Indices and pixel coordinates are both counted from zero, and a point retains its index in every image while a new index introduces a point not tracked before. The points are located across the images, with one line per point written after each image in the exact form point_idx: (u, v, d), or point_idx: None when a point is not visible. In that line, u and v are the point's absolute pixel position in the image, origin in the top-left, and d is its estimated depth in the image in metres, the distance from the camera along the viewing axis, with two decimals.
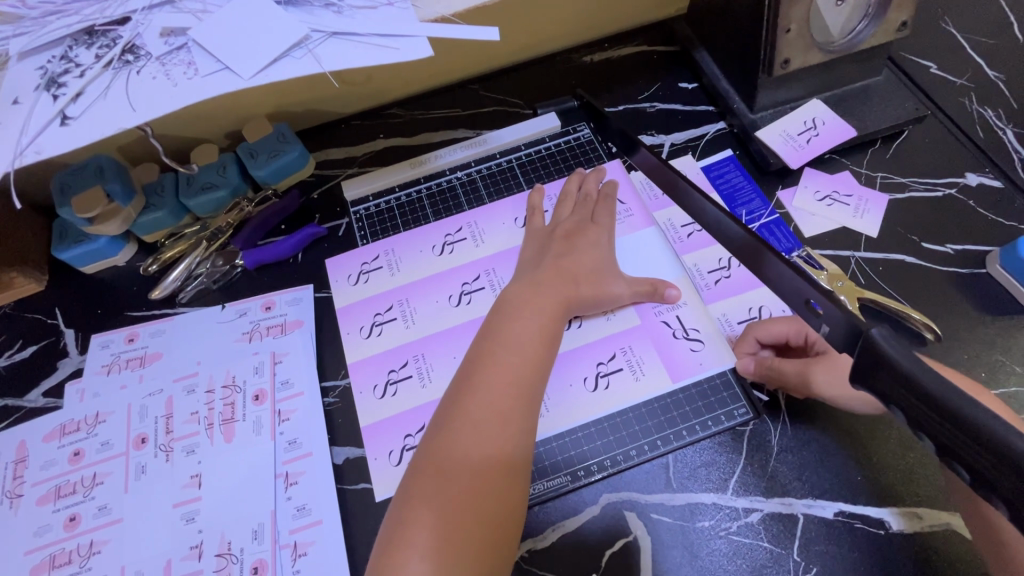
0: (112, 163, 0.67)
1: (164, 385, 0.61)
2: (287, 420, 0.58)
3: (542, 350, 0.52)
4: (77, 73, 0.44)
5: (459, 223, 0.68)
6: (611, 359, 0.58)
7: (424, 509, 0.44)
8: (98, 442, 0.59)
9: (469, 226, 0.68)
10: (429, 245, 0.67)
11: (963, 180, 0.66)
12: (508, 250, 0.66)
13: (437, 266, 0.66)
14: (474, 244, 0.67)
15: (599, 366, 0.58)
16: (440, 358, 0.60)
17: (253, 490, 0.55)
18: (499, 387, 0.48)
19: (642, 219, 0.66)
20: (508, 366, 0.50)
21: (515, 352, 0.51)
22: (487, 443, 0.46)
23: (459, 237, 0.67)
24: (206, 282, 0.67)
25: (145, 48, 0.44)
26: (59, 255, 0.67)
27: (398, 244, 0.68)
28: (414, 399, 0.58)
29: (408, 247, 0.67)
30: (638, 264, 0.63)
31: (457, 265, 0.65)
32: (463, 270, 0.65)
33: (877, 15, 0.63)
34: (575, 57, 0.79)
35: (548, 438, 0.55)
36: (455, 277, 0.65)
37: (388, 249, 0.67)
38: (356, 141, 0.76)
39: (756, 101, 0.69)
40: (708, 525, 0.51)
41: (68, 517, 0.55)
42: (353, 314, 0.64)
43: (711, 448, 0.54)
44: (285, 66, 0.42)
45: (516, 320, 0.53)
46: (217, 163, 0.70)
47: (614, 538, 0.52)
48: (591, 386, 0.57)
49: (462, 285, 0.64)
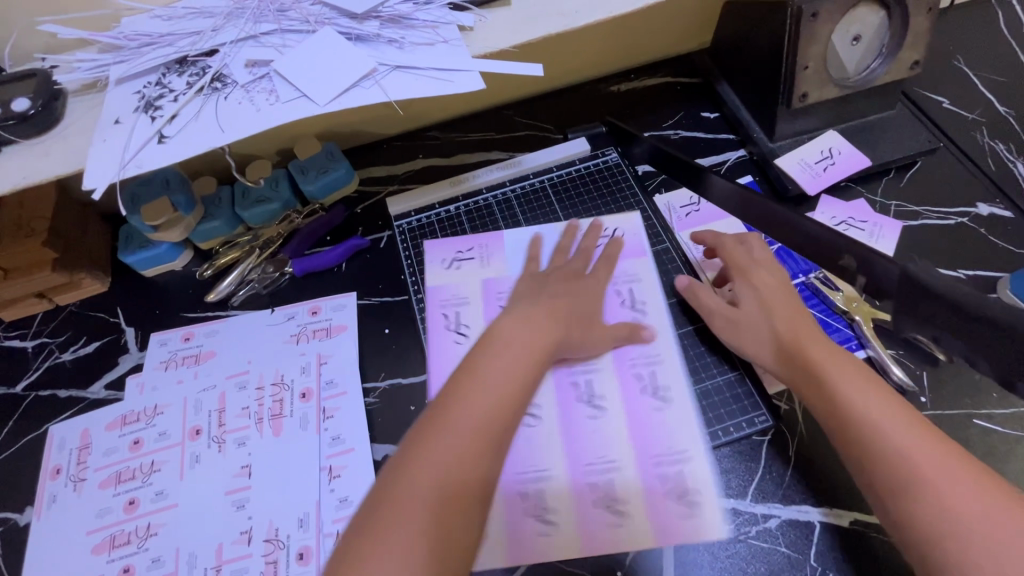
0: (177, 176, 0.73)
1: (218, 381, 0.65)
2: (331, 417, 0.62)
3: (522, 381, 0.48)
4: (172, 98, 0.50)
5: (471, 244, 0.72)
6: (625, 289, 0.66)
7: (396, 518, 0.40)
8: (156, 432, 0.63)
9: (480, 246, 0.72)
10: (444, 259, 0.71)
11: (974, 209, 0.70)
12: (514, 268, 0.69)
13: (469, 291, 0.68)
14: (480, 264, 0.70)
15: (626, 298, 0.65)
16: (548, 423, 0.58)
17: (300, 480, 0.59)
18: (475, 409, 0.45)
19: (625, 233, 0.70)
20: (491, 393, 0.46)
21: (502, 377, 0.47)
22: (443, 466, 0.42)
23: (468, 255, 0.71)
24: (257, 287, 0.72)
25: (232, 77, 0.49)
26: (124, 258, 0.73)
27: (438, 296, 0.68)
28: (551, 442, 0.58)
29: (444, 290, 0.69)
30: (645, 283, 0.66)
31: (466, 283, 0.69)
32: (490, 283, 0.69)
33: (891, 54, 0.67)
34: (602, 87, 0.85)
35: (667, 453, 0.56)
36: (489, 290, 0.68)
37: (439, 305, 0.68)
38: (398, 161, 0.81)
39: (776, 131, 0.73)
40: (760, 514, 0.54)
41: (128, 500, 0.60)
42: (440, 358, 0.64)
43: (731, 456, 0.57)
44: (356, 95, 0.48)
45: (503, 347, 0.50)
46: (271, 178, 0.76)
47: (679, 515, 0.54)
48: (642, 383, 0.60)
49: (495, 296, 0.68)
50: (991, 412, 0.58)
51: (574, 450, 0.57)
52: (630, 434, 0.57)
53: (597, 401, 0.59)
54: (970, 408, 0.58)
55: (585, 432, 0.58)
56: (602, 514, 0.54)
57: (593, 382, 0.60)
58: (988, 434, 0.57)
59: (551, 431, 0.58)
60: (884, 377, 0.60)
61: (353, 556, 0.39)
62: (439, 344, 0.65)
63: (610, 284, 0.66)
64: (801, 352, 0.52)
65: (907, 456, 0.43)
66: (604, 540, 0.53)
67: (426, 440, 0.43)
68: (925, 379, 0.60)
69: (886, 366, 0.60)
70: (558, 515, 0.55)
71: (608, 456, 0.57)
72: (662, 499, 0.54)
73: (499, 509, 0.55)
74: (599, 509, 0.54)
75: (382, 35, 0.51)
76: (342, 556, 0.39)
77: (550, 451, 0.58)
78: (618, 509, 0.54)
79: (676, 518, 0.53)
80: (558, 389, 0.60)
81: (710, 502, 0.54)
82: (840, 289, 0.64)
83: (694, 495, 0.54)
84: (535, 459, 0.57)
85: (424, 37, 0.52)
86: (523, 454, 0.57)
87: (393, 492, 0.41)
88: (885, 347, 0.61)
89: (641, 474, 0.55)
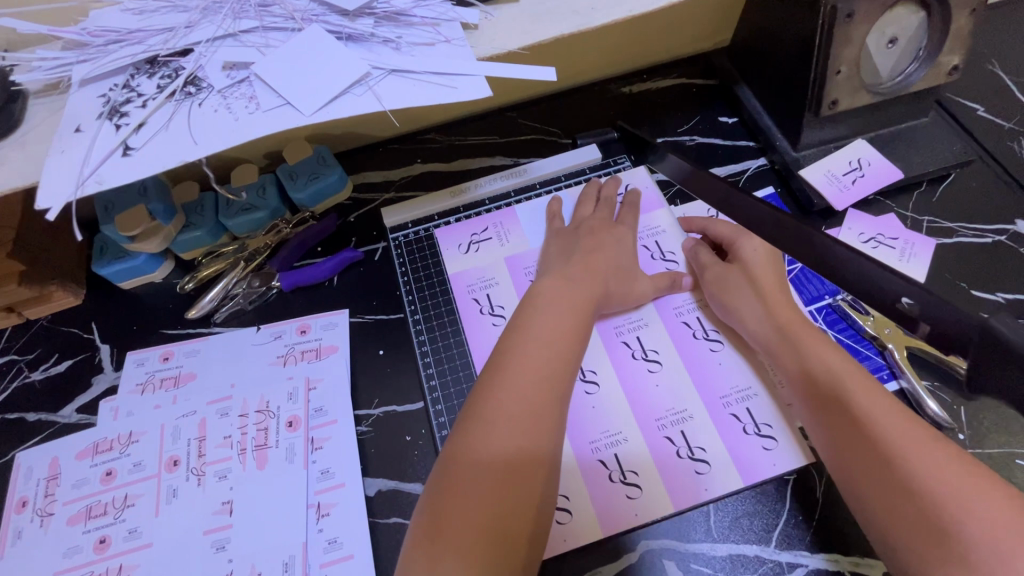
0: (155, 182, 0.67)
1: (198, 407, 0.61)
2: (320, 449, 0.57)
3: (563, 358, 0.51)
4: (139, 103, 0.44)
5: (485, 223, 0.70)
6: (663, 253, 0.66)
7: (465, 483, 0.44)
8: (130, 462, 0.58)
9: (495, 225, 0.69)
10: (456, 243, 0.69)
11: (1012, 227, 0.65)
12: (533, 247, 0.67)
13: (494, 272, 0.66)
14: (499, 243, 0.68)
15: (661, 256, 0.66)
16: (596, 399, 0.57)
17: (285, 519, 0.54)
18: (527, 388, 0.48)
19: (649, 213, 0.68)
20: (537, 367, 0.49)
21: (545, 350, 0.50)
22: (505, 436, 0.46)
23: (485, 236, 0.69)
24: (241, 303, 0.67)
25: (207, 80, 0.44)
26: (98, 269, 0.68)
27: (463, 280, 0.66)
28: (615, 405, 0.57)
29: (469, 273, 0.67)
30: (670, 235, 0.67)
31: (488, 264, 0.67)
32: (516, 259, 0.67)
33: (929, 59, 0.62)
34: (613, 88, 0.79)
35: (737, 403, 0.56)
36: (514, 266, 0.66)
37: (466, 289, 0.66)
38: (395, 165, 0.76)
39: (801, 140, 0.68)
40: (761, 482, 0.53)
41: (98, 539, 0.55)
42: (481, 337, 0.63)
43: (754, 498, 0.53)
44: (345, 103, 0.42)
45: (545, 312, 0.53)
46: (258, 184, 0.70)
47: (695, 476, 0.53)
48: (691, 331, 0.61)
49: (523, 272, 0.66)
50: None
51: (637, 401, 0.57)
52: (691, 380, 0.58)
53: (650, 354, 0.59)
54: (1011, 448, 0.54)
55: (646, 386, 0.58)
56: (619, 489, 0.53)
57: (643, 337, 0.60)
58: None
59: (612, 391, 0.57)
60: (918, 411, 0.55)
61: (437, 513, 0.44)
62: (474, 325, 0.63)
63: (638, 241, 0.66)
64: (787, 330, 0.53)
65: (898, 439, 0.43)
66: (626, 516, 0.52)
67: (474, 421, 0.47)
68: (963, 414, 0.55)
69: (921, 400, 0.55)
70: (572, 495, 0.53)
71: (613, 429, 0.56)
72: (678, 464, 0.54)
73: (570, 483, 0.54)
74: (614, 483, 0.53)
75: (376, 34, 0.46)
76: (422, 532, 0.44)
77: (617, 412, 0.57)
78: (634, 482, 0.53)
79: (693, 484, 0.53)
80: (607, 346, 0.60)
81: (724, 464, 0.53)
82: (869, 312, 0.60)
83: (769, 429, 0.55)
84: (603, 424, 0.56)
85: (424, 37, 0.47)
86: (589, 419, 0.56)
87: (458, 472, 0.45)
88: (919, 378, 0.56)
89: (652, 446, 0.55)
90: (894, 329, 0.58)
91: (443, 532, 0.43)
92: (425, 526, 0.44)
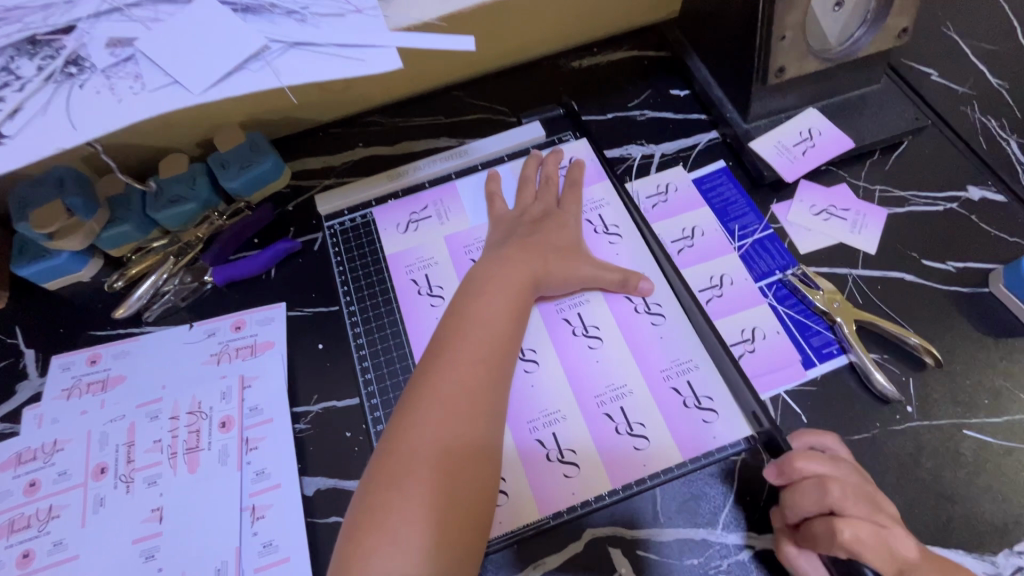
0: (74, 175, 0.64)
1: (126, 411, 0.58)
2: (254, 449, 0.55)
3: (503, 337, 0.50)
4: (17, 87, 0.40)
5: (425, 202, 0.67)
6: (606, 226, 0.64)
7: (402, 475, 0.42)
8: (55, 472, 0.56)
9: (435, 204, 0.67)
10: (394, 222, 0.66)
11: (965, 194, 0.64)
12: (473, 226, 0.65)
13: (434, 252, 0.64)
14: (439, 221, 0.66)
15: (603, 230, 0.63)
16: (536, 379, 0.55)
17: (217, 526, 0.52)
18: (465, 370, 0.47)
19: (590, 186, 0.66)
20: (475, 350, 0.48)
21: (482, 332, 0.49)
22: (443, 423, 0.44)
23: (425, 215, 0.66)
24: (173, 300, 0.64)
25: (90, 60, 0.41)
26: (18, 270, 0.64)
27: (402, 261, 0.64)
28: (554, 385, 0.55)
29: (409, 254, 0.64)
30: (614, 208, 0.65)
31: (428, 243, 0.65)
32: (456, 238, 0.65)
33: (877, 22, 0.60)
34: (562, 63, 0.76)
35: (679, 375, 0.55)
36: (454, 245, 0.64)
37: (405, 271, 0.64)
38: (334, 150, 0.73)
39: (750, 110, 0.66)
40: (702, 456, 0.52)
41: (22, 553, 0.52)
42: (418, 322, 0.60)
43: (700, 480, 0.52)
44: (240, 81, 0.39)
45: (482, 296, 0.52)
46: (187, 174, 0.67)
47: (633, 451, 0.52)
48: (633, 305, 0.58)
49: (464, 250, 0.64)
50: (982, 421, 0.52)
51: (576, 378, 0.55)
52: (633, 356, 0.56)
53: (592, 330, 0.57)
54: (960, 419, 0.53)
55: (586, 363, 0.56)
56: (557, 469, 0.52)
57: (584, 313, 0.58)
58: (980, 446, 0.51)
59: (552, 370, 0.56)
60: (867, 385, 0.54)
61: (374, 508, 0.42)
62: (413, 309, 0.61)
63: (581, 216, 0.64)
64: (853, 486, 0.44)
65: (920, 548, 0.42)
66: (562, 494, 0.51)
67: (412, 408, 0.45)
68: (911, 386, 0.54)
69: (869, 373, 0.54)
70: (510, 476, 0.52)
71: (551, 408, 0.54)
72: (615, 442, 0.53)
73: (507, 466, 0.52)
74: (552, 462, 0.52)
75: (277, 5, 0.42)
76: (356, 528, 0.42)
77: (558, 391, 0.55)
78: (571, 461, 0.52)
79: (631, 460, 0.52)
80: (547, 323, 0.58)
81: (665, 440, 0.52)
82: (819, 287, 0.58)
83: (710, 402, 0.54)
84: (541, 403, 0.54)
85: (332, 7, 0.43)
86: (527, 400, 0.54)
87: (397, 462, 0.43)
88: (867, 351, 0.55)
89: (591, 424, 0.53)
90: (844, 303, 0.57)
91: (379, 527, 0.41)
92: (362, 523, 0.42)
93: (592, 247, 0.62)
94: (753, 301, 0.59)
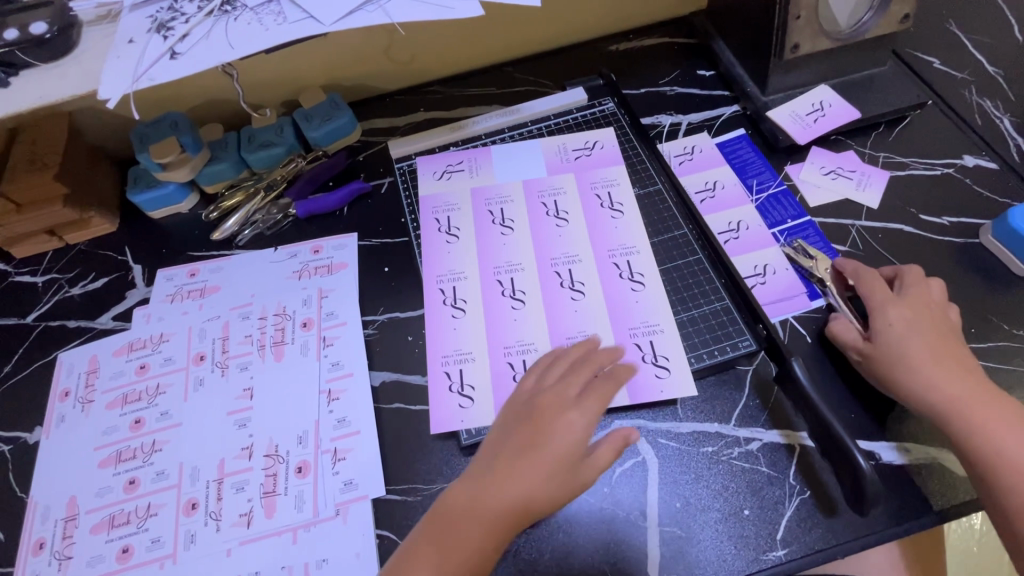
0: (185, 119, 0.75)
1: (222, 312, 0.68)
2: (331, 345, 0.64)
3: (564, 487, 0.46)
4: (183, 20, 0.52)
5: (461, 157, 0.76)
6: (604, 200, 0.71)
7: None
8: (162, 357, 0.65)
9: (469, 160, 0.76)
10: (431, 171, 0.76)
11: (960, 161, 0.71)
12: (520, 171, 0.74)
13: (459, 200, 0.73)
14: (470, 175, 0.75)
15: (603, 203, 0.70)
16: (563, 303, 0.64)
17: (300, 402, 0.61)
18: (517, 493, 0.46)
19: (594, 165, 0.74)
20: (534, 477, 0.46)
21: (549, 459, 0.46)
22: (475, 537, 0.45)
23: (459, 168, 0.75)
24: (261, 228, 0.74)
25: (241, 1, 0.51)
26: (133, 198, 0.75)
27: (431, 203, 0.73)
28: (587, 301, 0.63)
29: (438, 198, 0.73)
30: (622, 187, 0.71)
31: (455, 192, 0.74)
32: (533, 185, 0.73)
33: (882, 7, 0.69)
34: (601, 46, 0.87)
35: (697, 298, 0.63)
36: (531, 190, 0.72)
37: (431, 211, 0.72)
38: (399, 113, 0.84)
39: (768, 84, 0.75)
40: (718, 358, 0.59)
41: (134, 420, 0.62)
42: (436, 264, 0.68)
43: (715, 384, 0.59)
44: (360, 18, 0.49)
45: (561, 430, 0.48)
46: (277, 124, 0.78)
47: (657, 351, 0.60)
48: (619, 270, 0.65)
49: (537, 194, 0.72)
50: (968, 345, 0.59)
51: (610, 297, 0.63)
52: (608, 310, 0.63)
53: (577, 284, 0.65)
54: None
55: (621, 286, 0.64)
56: None
57: (621, 240, 0.67)
58: None
59: (593, 287, 0.64)
60: None
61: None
62: (433, 249, 0.70)
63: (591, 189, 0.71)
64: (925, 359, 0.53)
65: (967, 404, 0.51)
66: None
67: (438, 528, 0.46)
68: None
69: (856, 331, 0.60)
70: None
71: (586, 327, 0.62)
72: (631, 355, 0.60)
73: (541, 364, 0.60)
74: None
75: None
76: None
77: (534, 327, 0.62)
78: None
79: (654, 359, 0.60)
80: (595, 251, 0.67)
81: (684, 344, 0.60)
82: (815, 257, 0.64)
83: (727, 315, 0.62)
84: (578, 321, 0.62)
85: None
86: (564, 316, 0.63)
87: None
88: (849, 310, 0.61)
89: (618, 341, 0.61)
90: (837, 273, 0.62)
91: None
92: None
93: (586, 218, 0.69)
94: (767, 242, 0.67)
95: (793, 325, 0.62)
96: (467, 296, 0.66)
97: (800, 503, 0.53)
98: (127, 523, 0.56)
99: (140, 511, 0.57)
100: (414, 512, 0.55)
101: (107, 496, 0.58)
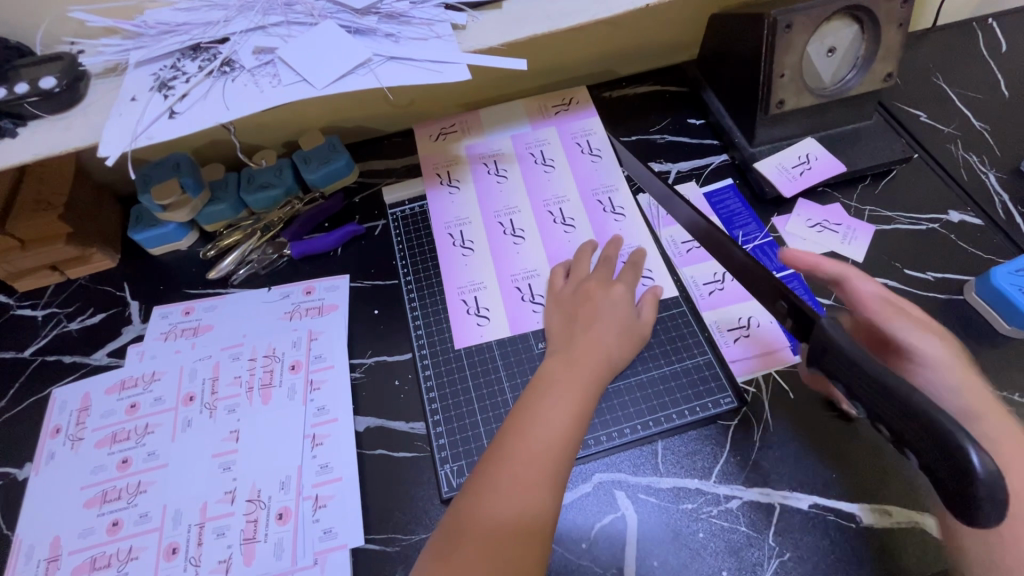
0: (187, 161, 0.78)
1: (213, 352, 0.69)
2: (318, 389, 0.65)
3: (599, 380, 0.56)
4: (184, 80, 0.54)
5: (483, 164, 0.79)
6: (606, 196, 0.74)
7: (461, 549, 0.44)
8: (152, 397, 0.67)
9: (491, 166, 0.79)
10: (446, 189, 0.78)
11: (945, 216, 0.72)
12: (531, 171, 0.77)
13: (470, 213, 0.75)
14: (499, 179, 0.77)
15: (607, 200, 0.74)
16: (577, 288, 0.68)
17: (285, 446, 0.62)
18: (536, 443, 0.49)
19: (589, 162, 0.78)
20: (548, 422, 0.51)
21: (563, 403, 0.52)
22: (510, 498, 0.46)
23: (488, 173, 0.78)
24: (256, 267, 0.76)
25: (240, 62, 0.54)
26: (133, 235, 0.77)
27: (442, 218, 0.75)
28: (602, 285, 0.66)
29: (448, 214, 0.76)
30: (598, 134, 0.80)
31: (466, 206, 0.76)
32: (537, 195, 0.75)
33: (864, 66, 0.71)
34: (594, 93, 0.89)
35: (683, 353, 0.63)
36: (536, 199, 0.75)
37: (445, 226, 0.75)
38: (397, 155, 0.86)
39: (755, 136, 0.76)
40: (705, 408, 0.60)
41: (121, 459, 0.63)
42: (453, 276, 0.71)
43: (696, 439, 0.60)
44: (351, 81, 0.52)
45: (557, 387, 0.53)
46: (276, 166, 0.80)
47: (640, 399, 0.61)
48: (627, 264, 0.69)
49: (542, 203, 0.75)
50: None
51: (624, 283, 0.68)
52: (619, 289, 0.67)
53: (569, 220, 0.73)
54: None
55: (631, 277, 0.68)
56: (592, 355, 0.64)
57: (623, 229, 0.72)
58: None
59: None
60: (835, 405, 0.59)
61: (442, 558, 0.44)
62: (451, 261, 0.72)
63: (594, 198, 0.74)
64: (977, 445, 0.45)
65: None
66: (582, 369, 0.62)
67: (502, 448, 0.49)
68: None
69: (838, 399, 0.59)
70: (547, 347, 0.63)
71: None
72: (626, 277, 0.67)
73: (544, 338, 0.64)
74: None
75: (380, 30, 0.56)
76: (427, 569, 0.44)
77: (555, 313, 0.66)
78: None
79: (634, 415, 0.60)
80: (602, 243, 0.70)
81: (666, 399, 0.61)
82: None
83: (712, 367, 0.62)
84: None
85: (419, 32, 0.56)
86: None
87: (519, 433, 0.49)
88: None
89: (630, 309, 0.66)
90: None
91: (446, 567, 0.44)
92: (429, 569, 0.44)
93: (591, 222, 0.73)
94: None
95: (776, 379, 0.61)
96: (490, 305, 0.68)
97: (778, 565, 0.52)
98: (108, 566, 0.57)
99: (122, 554, 0.57)
100: (392, 563, 0.55)
101: (90, 537, 0.59)
